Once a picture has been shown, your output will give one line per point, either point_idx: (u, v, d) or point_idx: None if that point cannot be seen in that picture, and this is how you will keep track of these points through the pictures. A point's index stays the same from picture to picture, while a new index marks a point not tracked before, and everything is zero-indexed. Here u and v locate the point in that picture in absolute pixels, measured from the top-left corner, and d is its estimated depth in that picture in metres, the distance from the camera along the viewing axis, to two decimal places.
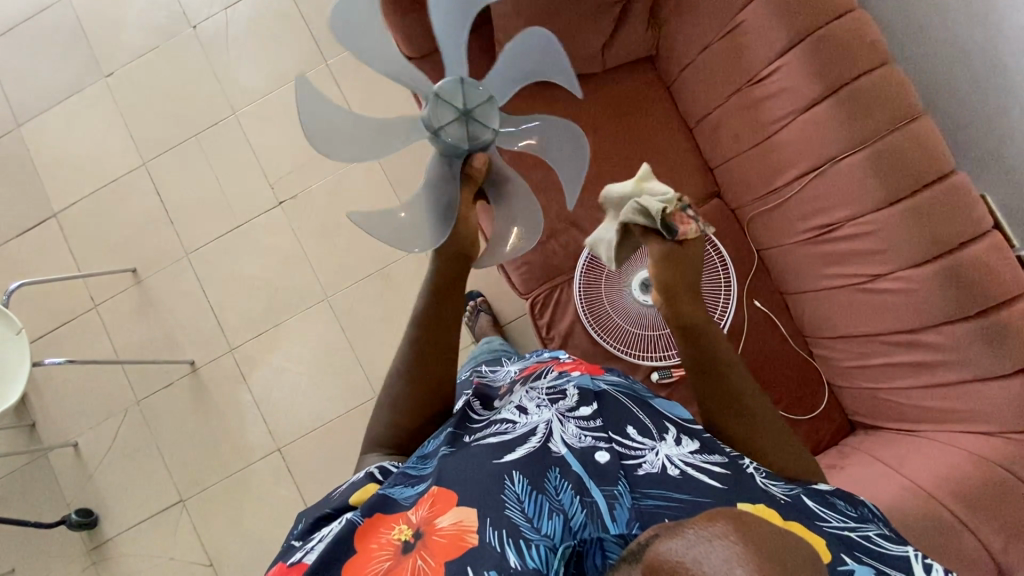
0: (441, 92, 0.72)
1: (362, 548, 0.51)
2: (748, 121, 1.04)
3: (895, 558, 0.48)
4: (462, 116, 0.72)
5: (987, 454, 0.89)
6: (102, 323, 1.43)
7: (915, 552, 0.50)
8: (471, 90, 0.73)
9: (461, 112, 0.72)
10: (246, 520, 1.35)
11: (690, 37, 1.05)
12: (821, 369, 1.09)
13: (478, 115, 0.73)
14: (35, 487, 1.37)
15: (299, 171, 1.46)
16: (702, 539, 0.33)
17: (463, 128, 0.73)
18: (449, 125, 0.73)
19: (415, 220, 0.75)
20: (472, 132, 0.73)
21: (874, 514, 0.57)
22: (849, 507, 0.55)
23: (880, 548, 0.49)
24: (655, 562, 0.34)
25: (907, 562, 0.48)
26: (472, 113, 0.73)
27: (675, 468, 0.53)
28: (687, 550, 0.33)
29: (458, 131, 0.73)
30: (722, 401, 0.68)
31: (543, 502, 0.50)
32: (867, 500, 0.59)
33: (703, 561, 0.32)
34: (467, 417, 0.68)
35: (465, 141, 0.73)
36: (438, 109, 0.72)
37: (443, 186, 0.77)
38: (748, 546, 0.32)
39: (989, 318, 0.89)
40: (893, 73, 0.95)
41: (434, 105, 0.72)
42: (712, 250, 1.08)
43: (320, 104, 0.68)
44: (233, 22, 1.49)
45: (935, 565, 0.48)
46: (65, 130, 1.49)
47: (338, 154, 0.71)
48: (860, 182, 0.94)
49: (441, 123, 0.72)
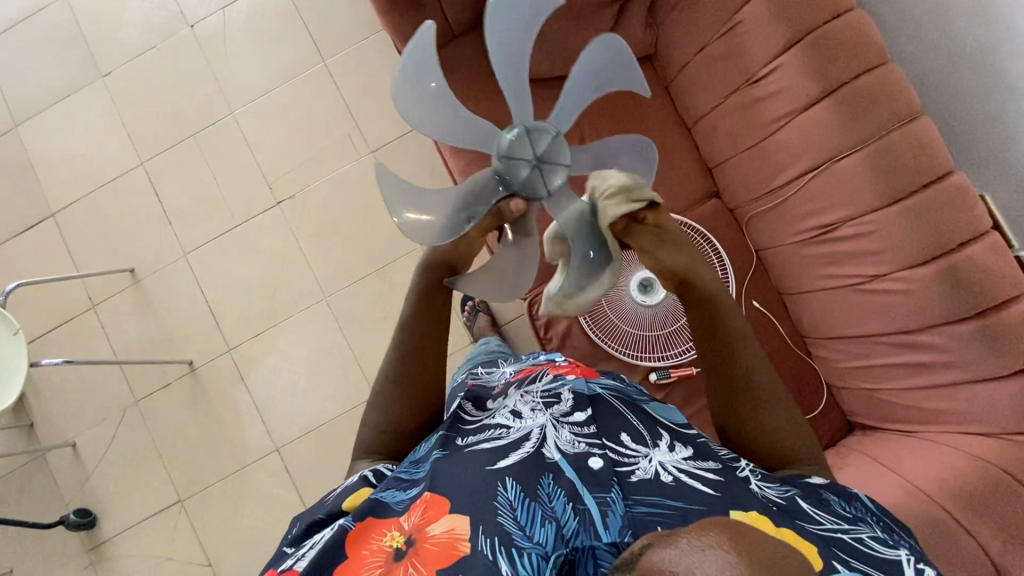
0: (533, 130, 0.65)
1: (353, 554, 0.51)
2: (747, 121, 1.03)
3: (887, 560, 0.48)
4: (536, 161, 0.65)
5: (985, 456, 0.88)
6: (100, 323, 1.43)
7: (906, 556, 0.49)
8: (558, 147, 0.66)
9: (539, 154, 0.65)
10: (245, 520, 1.35)
11: (688, 36, 1.05)
12: (819, 370, 1.09)
13: (551, 165, 0.66)
14: (33, 487, 1.37)
15: (297, 170, 1.45)
16: (696, 550, 0.34)
17: (529, 168, 0.65)
18: (518, 157, 0.65)
19: (425, 212, 0.64)
20: (530, 177, 0.65)
21: (868, 508, 0.58)
22: (843, 503, 0.56)
23: (872, 551, 0.49)
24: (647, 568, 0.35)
25: (899, 565, 0.48)
26: (544, 163, 0.65)
27: (668, 475, 0.53)
28: (681, 559, 0.34)
29: (521, 166, 0.65)
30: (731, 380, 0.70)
31: (536, 510, 0.50)
32: (860, 495, 0.59)
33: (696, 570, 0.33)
34: (460, 418, 0.67)
35: (520, 180, 0.65)
36: (520, 138, 0.65)
37: (473, 209, 0.67)
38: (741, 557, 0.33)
39: (988, 319, 0.89)
40: (891, 73, 0.94)
41: (519, 132, 0.65)
42: (711, 251, 1.08)
43: (427, 57, 0.59)
44: (231, 21, 1.48)
45: (927, 570, 0.48)
46: (63, 130, 1.48)
47: (407, 107, 0.61)
48: (858, 183, 0.94)
49: (515, 150, 0.65)
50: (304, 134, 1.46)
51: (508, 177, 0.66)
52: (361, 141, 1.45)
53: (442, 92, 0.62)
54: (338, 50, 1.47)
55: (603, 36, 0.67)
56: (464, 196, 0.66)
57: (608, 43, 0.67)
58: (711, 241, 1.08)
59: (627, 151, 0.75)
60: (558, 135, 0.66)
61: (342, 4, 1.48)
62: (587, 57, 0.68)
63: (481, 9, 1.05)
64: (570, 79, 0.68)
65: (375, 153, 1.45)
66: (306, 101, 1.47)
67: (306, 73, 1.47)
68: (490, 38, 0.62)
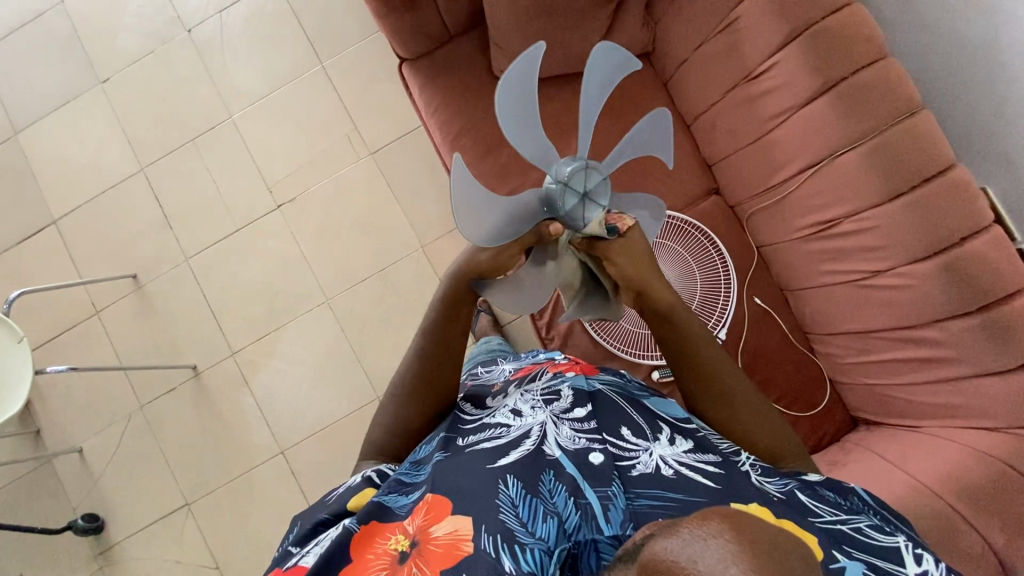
0: (589, 165, 0.65)
1: (358, 558, 0.51)
2: (746, 117, 1.03)
3: (885, 547, 0.48)
4: (585, 195, 0.64)
5: (990, 450, 0.88)
6: (103, 329, 1.43)
7: (905, 543, 0.50)
8: (604, 186, 0.66)
9: (588, 189, 0.65)
10: (251, 522, 1.36)
11: (686, 33, 1.04)
12: (822, 367, 1.09)
13: (598, 200, 0.66)
14: (41, 493, 1.37)
15: (296, 173, 1.45)
16: (695, 538, 0.32)
17: (578, 200, 0.64)
18: (570, 188, 0.64)
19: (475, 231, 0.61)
20: (577, 211, 0.65)
21: (865, 502, 0.58)
22: (839, 498, 0.56)
23: (868, 538, 0.49)
24: (649, 561, 0.34)
25: (898, 552, 0.48)
26: (591, 198, 0.65)
27: (669, 468, 0.53)
28: (682, 549, 0.32)
29: (571, 197, 0.64)
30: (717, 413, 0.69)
31: (538, 506, 0.50)
32: (857, 489, 0.59)
33: (698, 561, 0.31)
34: (459, 419, 0.68)
35: (565, 209, 0.64)
36: (579, 169, 0.64)
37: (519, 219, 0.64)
38: (742, 546, 0.31)
39: (991, 313, 0.89)
40: (890, 66, 0.94)
41: (577, 164, 0.64)
42: (712, 248, 1.08)
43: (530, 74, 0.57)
44: (227, 25, 1.48)
45: (924, 555, 0.49)
46: (62, 137, 1.49)
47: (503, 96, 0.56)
48: (858, 177, 0.94)
49: (572, 177, 0.64)
50: (303, 137, 1.46)
51: (555, 206, 0.65)
52: (360, 143, 1.45)
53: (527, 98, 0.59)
54: (335, 52, 1.47)
55: (658, 109, 0.71)
56: (512, 219, 0.63)
57: (659, 113, 0.72)
58: (711, 238, 1.08)
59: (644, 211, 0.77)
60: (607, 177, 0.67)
61: (339, 5, 1.47)
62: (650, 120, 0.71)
63: (477, 9, 1.05)
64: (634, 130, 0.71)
65: (375, 154, 1.45)
66: (304, 103, 1.46)
67: (304, 76, 1.47)
68: (588, 71, 0.62)
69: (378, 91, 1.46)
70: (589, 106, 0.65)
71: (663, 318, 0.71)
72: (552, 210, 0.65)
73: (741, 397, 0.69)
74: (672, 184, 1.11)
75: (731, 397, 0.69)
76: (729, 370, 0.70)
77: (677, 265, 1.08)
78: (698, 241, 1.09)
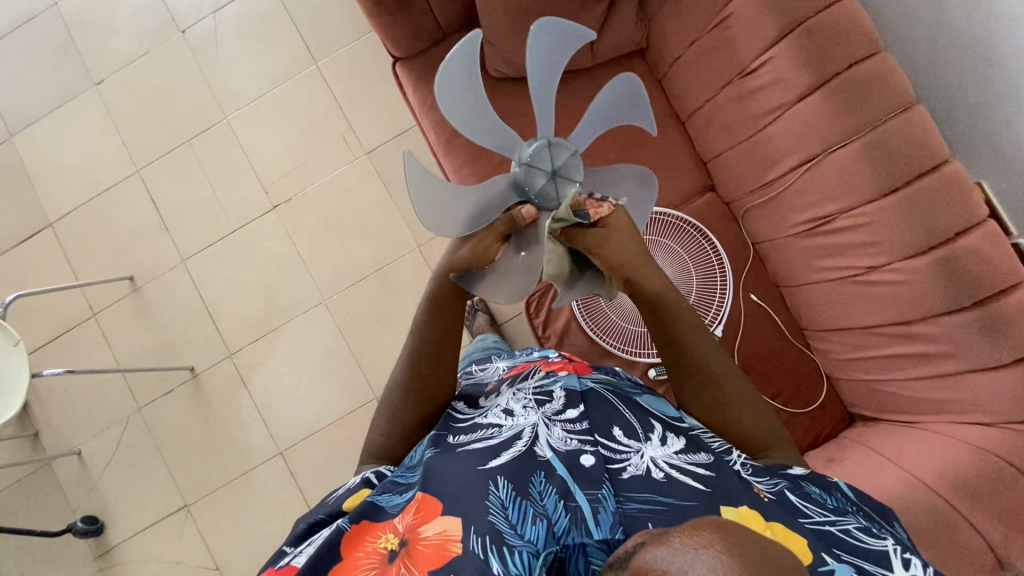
0: (553, 145, 0.70)
1: (348, 556, 0.51)
2: (740, 113, 1.02)
3: (871, 550, 0.48)
4: (552, 172, 0.69)
5: (985, 446, 0.88)
6: (101, 332, 1.43)
7: (893, 546, 0.49)
8: (572, 164, 0.70)
9: (556, 166, 0.69)
10: (250, 522, 1.36)
11: (678, 30, 1.04)
12: (819, 362, 1.09)
13: (566, 175, 0.70)
14: (41, 495, 1.38)
15: (292, 173, 1.45)
16: (686, 548, 0.32)
17: (545, 178, 0.69)
18: (536, 168, 0.69)
19: (440, 211, 0.67)
20: (546, 188, 0.69)
21: (848, 497, 0.58)
22: (823, 494, 0.57)
23: (857, 542, 0.48)
24: (639, 567, 0.34)
25: (884, 555, 0.47)
26: (559, 174, 0.69)
27: (659, 471, 0.53)
28: (672, 557, 0.32)
29: (538, 177, 0.69)
30: (711, 413, 0.69)
31: (527, 508, 0.50)
32: (840, 484, 0.59)
33: (688, 569, 0.31)
34: (454, 419, 0.68)
35: (535, 188, 0.69)
36: (541, 150, 0.69)
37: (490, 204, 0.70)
38: (731, 556, 0.31)
39: (986, 309, 0.89)
40: (883, 63, 0.94)
41: (541, 145, 0.69)
42: (707, 246, 1.08)
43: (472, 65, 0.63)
44: (222, 25, 1.48)
45: (912, 559, 0.47)
46: (57, 140, 1.48)
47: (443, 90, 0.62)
48: (853, 173, 0.93)
49: (535, 159, 0.69)
50: (298, 138, 1.46)
51: (523, 185, 0.70)
52: (355, 143, 1.45)
53: (474, 87, 0.65)
54: (329, 52, 1.46)
55: (620, 76, 0.73)
56: (481, 202, 0.70)
57: (617, 80, 0.73)
58: (706, 235, 1.08)
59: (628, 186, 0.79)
60: (575, 153, 0.71)
61: (333, 5, 1.47)
62: (610, 91, 0.73)
63: (470, 7, 1.04)
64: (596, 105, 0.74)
65: (370, 154, 1.45)
66: (298, 104, 1.46)
67: (298, 76, 1.46)
68: (531, 56, 0.66)
69: (373, 91, 1.46)
70: (541, 93, 0.69)
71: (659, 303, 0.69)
72: (523, 190, 0.70)
73: (727, 388, 0.69)
74: (667, 181, 1.11)
75: (718, 386, 0.69)
76: (719, 360, 0.70)
77: (672, 262, 1.08)
78: (694, 238, 1.08)
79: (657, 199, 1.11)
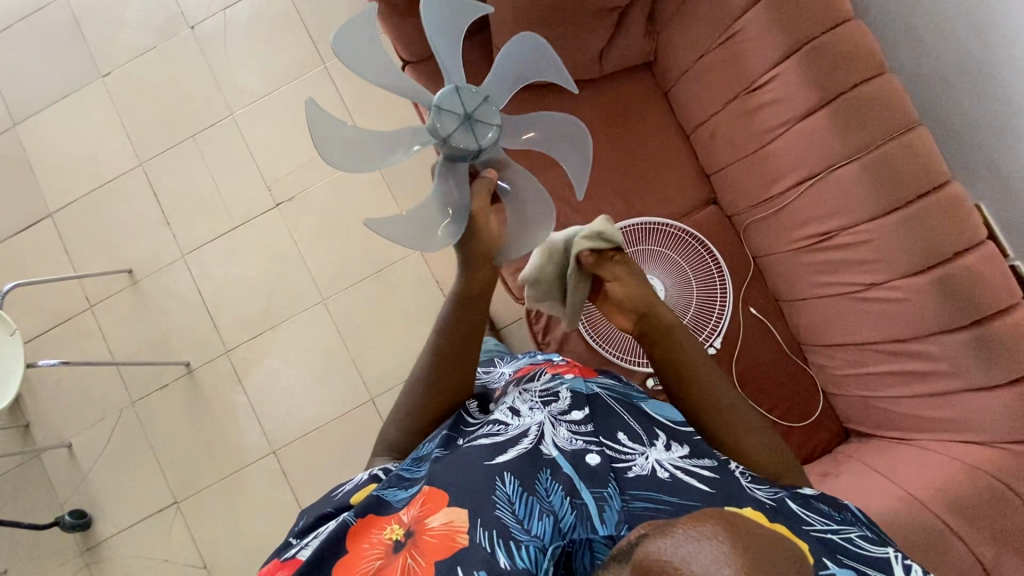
0: (463, 90, 0.69)
1: (353, 548, 0.51)
2: (745, 128, 1.04)
3: (875, 557, 0.49)
4: (466, 118, 0.68)
5: (980, 465, 0.88)
6: (97, 324, 1.42)
7: (896, 555, 0.50)
8: (487, 109, 0.69)
9: (468, 112, 0.68)
10: (240, 521, 1.35)
11: (688, 44, 1.05)
12: (815, 377, 1.09)
13: (483, 119, 0.68)
14: (29, 487, 1.36)
15: (297, 172, 1.45)
16: (690, 539, 0.33)
17: (457, 122, 0.68)
18: (445, 111, 0.67)
19: (348, 152, 0.67)
20: (459, 139, 0.68)
21: (857, 517, 0.58)
22: (832, 511, 0.57)
23: (861, 550, 0.49)
24: (642, 560, 0.34)
25: (887, 562, 0.49)
26: (475, 117, 0.68)
27: (665, 472, 0.54)
28: (676, 549, 0.32)
29: (449, 120, 0.68)
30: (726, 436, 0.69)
31: (534, 504, 0.50)
32: (850, 507, 0.60)
33: (691, 561, 0.31)
34: (463, 420, 0.69)
35: (446, 130, 0.67)
36: (450, 98, 0.68)
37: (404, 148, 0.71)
38: (735, 547, 0.31)
39: (983, 328, 0.90)
40: (889, 84, 0.95)
41: (450, 90, 0.68)
42: (709, 258, 1.09)
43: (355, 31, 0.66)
44: (231, 23, 1.48)
45: (913, 566, 0.49)
46: (61, 131, 1.48)
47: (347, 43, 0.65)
48: (855, 191, 0.95)
49: (444, 104, 0.68)
50: (305, 137, 1.46)
51: (438, 132, 0.68)
52: None
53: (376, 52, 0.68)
54: None
55: (524, 35, 0.72)
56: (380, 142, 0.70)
57: (521, 38, 0.72)
58: (709, 248, 1.09)
59: (566, 137, 0.79)
60: (490, 100, 0.70)
61: (344, 6, 1.48)
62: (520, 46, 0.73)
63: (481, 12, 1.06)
64: (507, 64, 0.73)
65: None
66: (305, 103, 1.47)
67: (306, 76, 1.47)
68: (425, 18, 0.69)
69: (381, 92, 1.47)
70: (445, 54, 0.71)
71: (670, 341, 0.77)
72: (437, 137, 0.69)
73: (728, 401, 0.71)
74: (671, 193, 1.12)
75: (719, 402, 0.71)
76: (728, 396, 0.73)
77: (673, 273, 1.09)
78: (696, 250, 1.09)
79: (660, 209, 1.12)
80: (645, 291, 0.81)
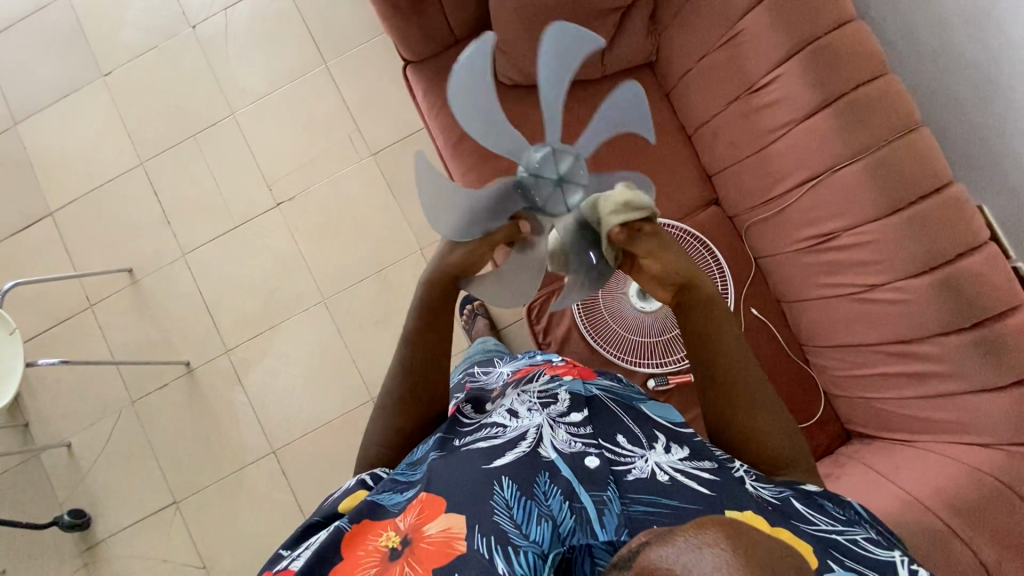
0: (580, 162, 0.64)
1: (349, 556, 0.51)
2: (747, 129, 1.04)
3: (880, 559, 0.48)
4: (558, 181, 0.63)
5: (983, 467, 0.88)
6: (97, 324, 1.42)
7: (901, 558, 0.49)
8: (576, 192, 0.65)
9: (562, 173, 0.63)
10: (239, 521, 1.35)
11: (689, 44, 1.06)
12: (817, 378, 1.09)
13: (567, 190, 0.64)
14: (27, 487, 1.36)
15: (297, 172, 1.45)
16: (691, 547, 0.32)
17: (551, 180, 0.63)
18: (552, 162, 0.63)
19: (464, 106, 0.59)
20: (537, 185, 0.63)
21: (859, 515, 0.58)
22: (837, 509, 0.57)
23: (865, 552, 0.49)
24: (644, 567, 0.34)
25: (892, 565, 0.48)
26: (564, 188, 0.63)
27: (664, 474, 0.54)
28: (677, 557, 0.32)
29: (549, 169, 0.63)
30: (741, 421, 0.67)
31: (532, 508, 0.50)
32: (854, 504, 0.59)
33: (693, 568, 0.31)
34: (458, 421, 0.69)
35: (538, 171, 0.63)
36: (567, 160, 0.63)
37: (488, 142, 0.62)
38: (737, 554, 0.31)
39: (986, 330, 0.90)
40: (890, 84, 0.95)
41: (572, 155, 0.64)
42: (710, 258, 1.08)
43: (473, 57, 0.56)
44: (232, 22, 1.48)
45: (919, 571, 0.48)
46: (62, 130, 1.48)
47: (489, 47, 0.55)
48: (858, 192, 0.94)
49: (559, 158, 0.63)
50: (306, 137, 1.46)
51: (531, 167, 0.63)
52: (361, 143, 1.45)
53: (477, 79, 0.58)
54: (339, 52, 1.47)
55: (630, 83, 0.64)
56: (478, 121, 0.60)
57: (627, 89, 0.65)
58: (710, 248, 1.09)
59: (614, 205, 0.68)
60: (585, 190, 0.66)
61: (345, 6, 1.48)
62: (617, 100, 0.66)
63: (482, 12, 1.06)
64: (604, 114, 0.66)
65: (376, 155, 1.45)
66: (306, 102, 1.47)
67: (307, 76, 1.47)
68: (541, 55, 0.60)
69: (382, 92, 1.47)
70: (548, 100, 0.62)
71: (711, 316, 0.70)
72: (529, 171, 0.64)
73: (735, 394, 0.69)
74: (672, 193, 1.12)
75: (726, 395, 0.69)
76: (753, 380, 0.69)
77: None
78: (697, 250, 1.09)
79: (662, 210, 1.12)
80: (685, 261, 0.69)
